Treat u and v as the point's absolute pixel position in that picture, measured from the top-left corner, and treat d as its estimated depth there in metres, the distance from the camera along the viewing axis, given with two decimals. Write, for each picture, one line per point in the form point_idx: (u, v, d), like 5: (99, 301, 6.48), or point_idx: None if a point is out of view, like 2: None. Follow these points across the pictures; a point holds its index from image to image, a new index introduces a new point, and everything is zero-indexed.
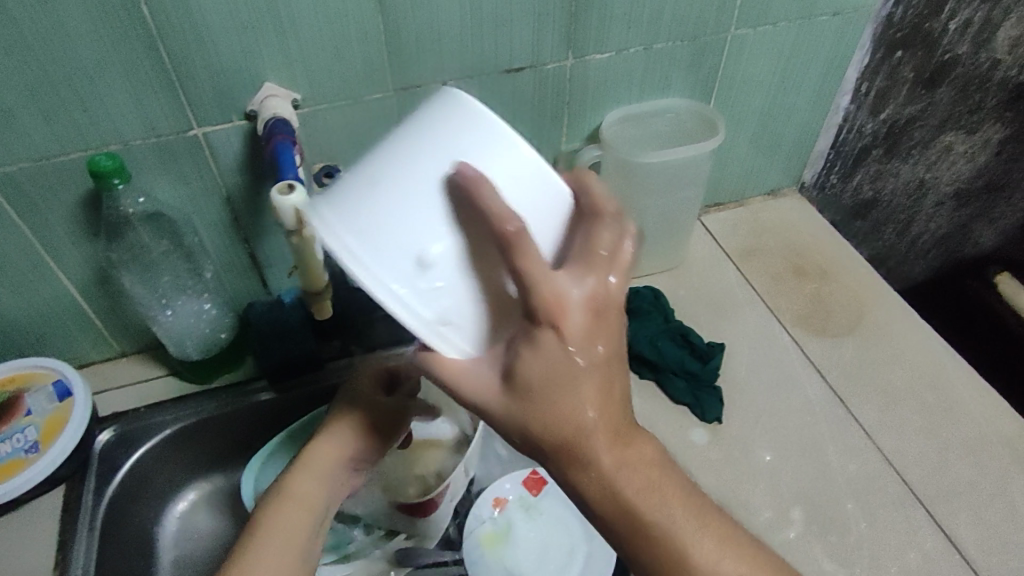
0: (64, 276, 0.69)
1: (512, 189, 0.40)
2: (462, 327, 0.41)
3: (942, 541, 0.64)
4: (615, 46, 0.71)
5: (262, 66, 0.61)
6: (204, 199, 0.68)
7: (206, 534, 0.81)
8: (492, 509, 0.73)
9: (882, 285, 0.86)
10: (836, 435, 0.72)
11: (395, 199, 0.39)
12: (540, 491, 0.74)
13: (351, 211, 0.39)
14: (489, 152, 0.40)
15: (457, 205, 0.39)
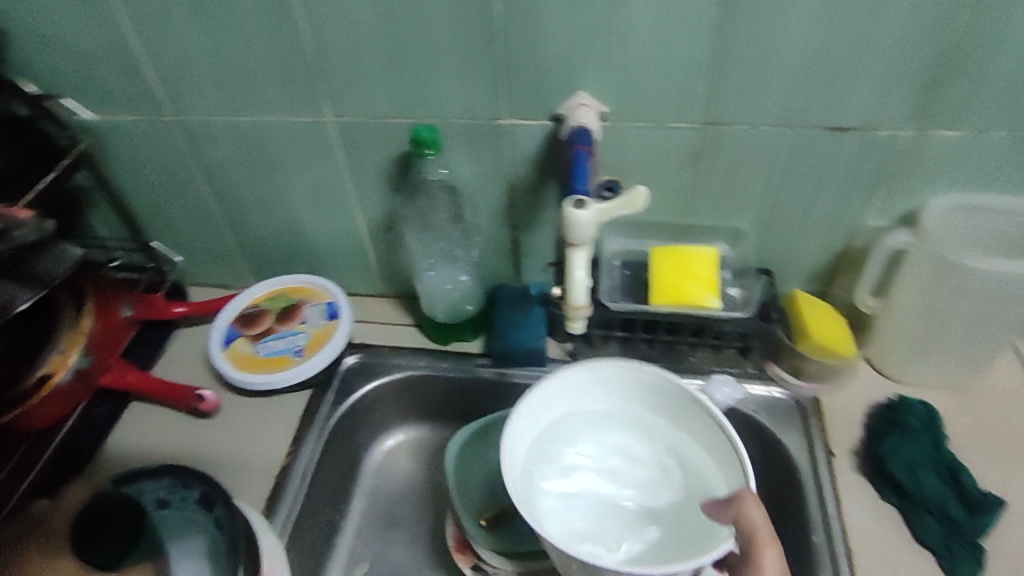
0: (486, 268, 0.82)
1: (292, 368, 0.78)
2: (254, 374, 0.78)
3: (409, 339, 0.83)
4: (861, 91, 0.58)
5: (452, 269, 0.79)
6: (812, 254, 0.71)
7: (301, 325, 0.81)
8: (263, 338, 0.81)
9: (298, 359, 0.79)
10: (400, 339, 0.84)
11: (280, 347, 0.80)
12: (258, 343, 0.81)
13: (259, 367, 0.79)
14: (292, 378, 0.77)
15: (285, 363, 0.79)
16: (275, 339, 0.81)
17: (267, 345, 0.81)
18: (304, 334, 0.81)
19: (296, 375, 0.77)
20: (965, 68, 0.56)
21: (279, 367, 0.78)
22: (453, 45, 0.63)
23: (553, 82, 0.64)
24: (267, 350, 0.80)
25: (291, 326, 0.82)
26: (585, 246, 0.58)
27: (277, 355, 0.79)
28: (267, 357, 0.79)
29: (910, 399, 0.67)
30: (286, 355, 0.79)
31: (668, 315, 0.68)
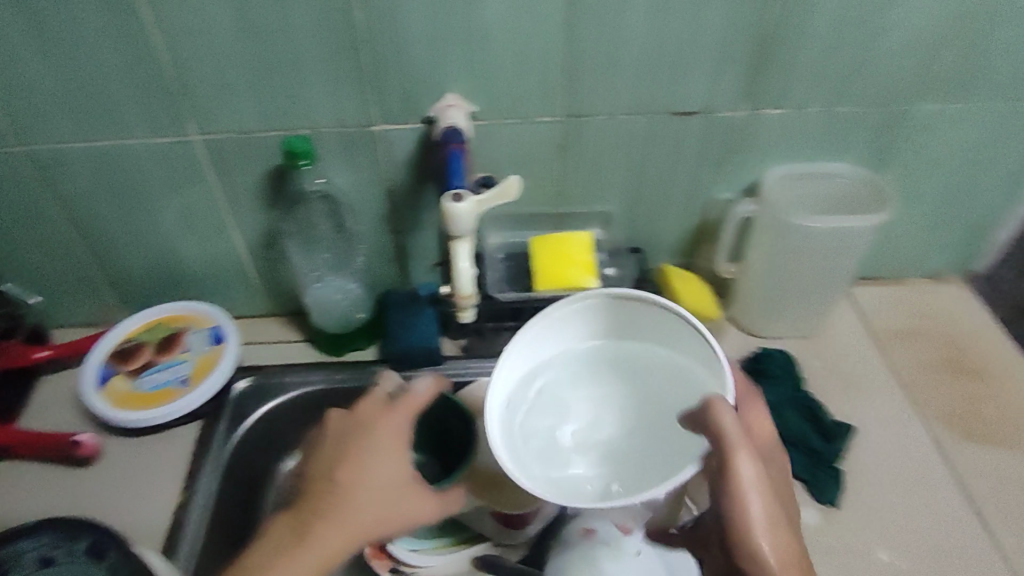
0: (375, 274, 0.82)
1: (178, 399, 0.74)
2: (135, 411, 0.73)
3: (303, 355, 0.82)
4: (698, 79, 0.65)
5: (341, 278, 0.79)
6: (675, 229, 0.78)
7: (184, 354, 0.78)
8: (144, 372, 0.76)
9: (184, 389, 0.75)
10: (294, 356, 0.82)
11: (162, 379, 0.76)
12: (138, 378, 0.76)
13: (141, 403, 0.74)
14: (179, 410, 0.74)
15: (170, 395, 0.75)
16: (157, 371, 0.76)
17: (148, 378, 0.76)
18: (189, 362, 0.77)
19: (183, 405, 0.73)
20: (780, 55, 0.64)
21: (164, 400, 0.74)
22: (316, 54, 0.63)
23: (420, 85, 0.66)
24: (148, 384, 0.76)
25: (174, 357, 0.77)
26: (467, 238, 0.60)
27: (161, 388, 0.75)
28: (150, 391, 0.75)
29: (771, 350, 0.75)
30: (170, 386, 0.75)
31: (552, 298, 0.73)
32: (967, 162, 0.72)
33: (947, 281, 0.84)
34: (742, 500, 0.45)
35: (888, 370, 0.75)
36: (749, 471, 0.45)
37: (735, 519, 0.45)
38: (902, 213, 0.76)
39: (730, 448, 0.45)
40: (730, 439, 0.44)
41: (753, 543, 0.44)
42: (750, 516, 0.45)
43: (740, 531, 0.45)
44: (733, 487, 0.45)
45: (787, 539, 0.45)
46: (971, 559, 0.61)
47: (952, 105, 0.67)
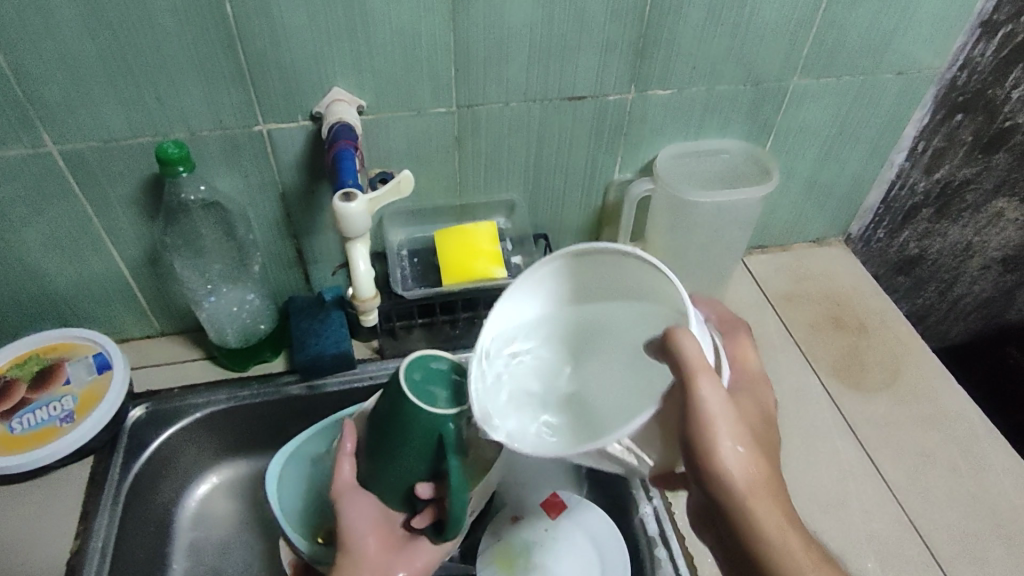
0: (276, 282, 0.78)
1: (63, 437, 0.67)
2: (11, 455, 0.66)
3: (202, 374, 0.77)
4: (587, 65, 0.66)
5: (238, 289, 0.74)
6: (575, 213, 0.79)
7: (66, 387, 0.71)
8: (19, 412, 0.69)
9: (68, 425, 0.68)
10: (192, 376, 0.77)
11: (41, 418, 0.69)
12: (12, 418, 0.68)
13: (18, 447, 0.67)
14: (65, 449, 0.67)
15: (52, 433, 0.67)
16: (35, 410, 0.69)
17: (25, 419, 0.68)
18: (74, 395, 0.70)
19: (69, 443, 0.67)
20: (662, 39, 0.65)
21: (46, 440, 0.67)
22: (185, 51, 0.58)
23: (302, 82, 0.62)
24: (25, 424, 0.68)
25: (55, 391, 0.70)
26: (364, 238, 0.58)
27: (40, 427, 0.68)
28: (28, 432, 0.68)
29: None
30: (52, 424, 0.68)
31: (461, 292, 0.72)
32: (838, 132, 0.77)
33: (828, 244, 0.90)
34: (707, 422, 0.45)
35: (782, 332, 0.80)
36: (714, 396, 0.44)
37: (701, 438, 0.46)
38: (785, 183, 0.81)
39: (687, 379, 0.44)
40: (693, 373, 0.43)
41: (721, 459, 0.46)
42: (717, 436, 0.46)
43: (711, 452, 0.46)
44: (696, 414, 0.45)
45: (747, 445, 0.47)
46: (862, 500, 0.67)
47: (821, 79, 0.71)
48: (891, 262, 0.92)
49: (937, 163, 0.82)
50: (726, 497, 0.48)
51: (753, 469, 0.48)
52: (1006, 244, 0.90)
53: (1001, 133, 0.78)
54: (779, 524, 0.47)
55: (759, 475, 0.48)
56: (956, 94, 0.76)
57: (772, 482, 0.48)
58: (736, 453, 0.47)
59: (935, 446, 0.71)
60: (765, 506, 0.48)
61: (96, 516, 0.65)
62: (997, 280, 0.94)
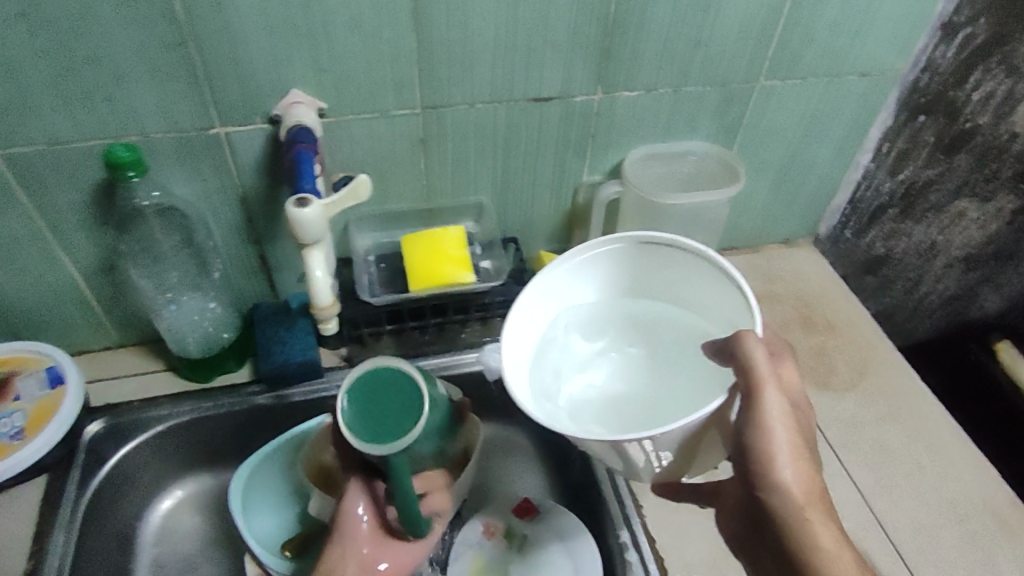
0: (239, 288, 0.76)
1: (12, 455, 0.64)
2: None
3: (163, 386, 0.74)
4: (552, 67, 0.65)
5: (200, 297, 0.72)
6: (544, 217, 0.79)
7: (17, 403, 0.68)
8: None
9: (18, 442, 0.65)
10: (152, 387, 0.74)
11: None
12: None
13: None
14: (14, 467, 0.64)
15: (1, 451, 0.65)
16: None
17: None
18: (25, 410, 0.67)
19: (19, 461, 0.64)
20: (627, 41, 0.65)
21: None
22: (136, 51, 0.56)
23: (260, 83, 0.61)
24: None
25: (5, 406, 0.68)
26: (319, 244, 0.58)
27: None
28: None
29: None
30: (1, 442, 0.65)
31: (429, 297, 0.71)
32: (803, 132, 0.77)
33: (796, 245, 0.90)
34: (766, 429, 0.46)
35: None
36: (777, 406, 0.45)
37: (757, 448, 0.46)
38: (753, 184, 0.81)
39: (757, 381, 0.45)
40: (756, 375, 0.45)
41: (778, 471, 0.46)
42: (774, 444, 0.46)
43: (768, 462, 0.46)
44: (758, 421, 0.46)
45: (802, 457, 0.47)
46: (832, 499, 0.67)
47: (786, 80, 0.71)
48: (847, 262, 0.95)
49: (902, 160, 0.81)
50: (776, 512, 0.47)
51: (810, 480, 0.47)
52: (968, 244, 0.86)
53: (965, 130, 0.78)
54: (833, 541, 0.46)
55: (818, 494, 0.47)
56: (923, 91, 0.79)
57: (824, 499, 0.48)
58: (796, 462, 0.47)
59: (902, 444, 0.71)
60: (817, 523, 0.46)
61: (51, 536, 0.63)
62: (960, 278, 0.90)
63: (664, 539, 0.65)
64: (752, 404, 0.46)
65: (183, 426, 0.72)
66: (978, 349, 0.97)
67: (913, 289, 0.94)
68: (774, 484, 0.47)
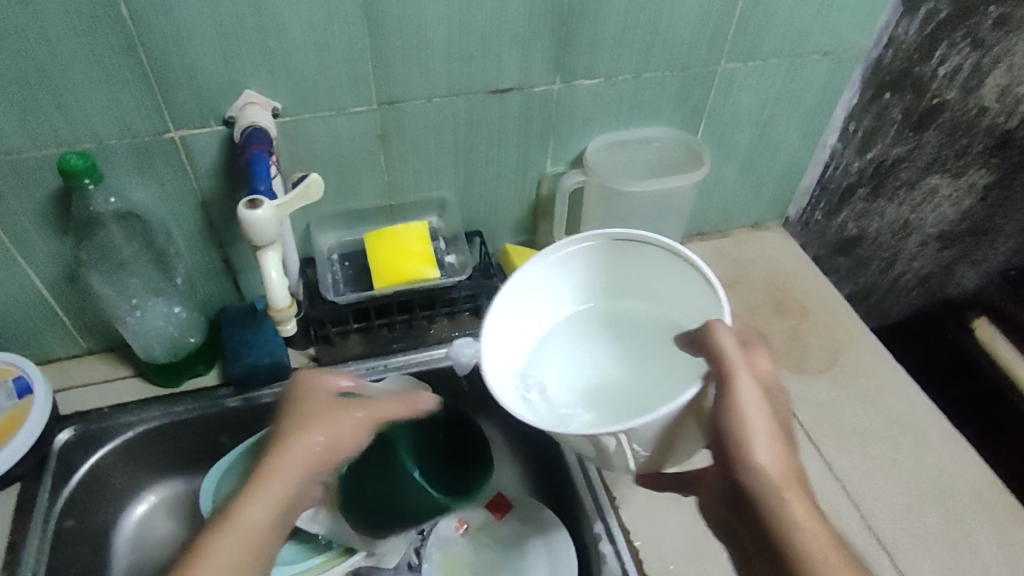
0: (205, 292, 0.76)
1: None
2: None
3: (132, 391, 0.74)
4: (508, 59, 0.65)
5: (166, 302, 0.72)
6: (511, 209, 0.78)
7: None
8: None
9: None
10: (121, 393, 0.74)
11: None
12: None
13: None
14: None
15: None
16: None
17: None
18: None
19: None
20: (583, 29, 0.64)
21: None
22: (80, 56, 0.55)
23: (211, 85, 0.60)
24: None
25: None
26: (272, 244, 0.57)
27: None
28: None
29: None
30: None
31: (393, 293, 0.71)
32: (769, 114, 0.76)
33: (768, 228, 0.90)
34: (740, 414, 0.47)
35: None
36: (749, 389, 0.47)
37: (738, 439, 0.47)
38: (721, 168, 0.81)
39: (730, 365, 0.47)
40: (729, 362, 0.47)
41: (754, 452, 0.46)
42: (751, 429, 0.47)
43: (744, 447, 0.46)
44: (732, 407, 0.47)
45: (779, 443, 0.47)
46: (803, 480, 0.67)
47: (748, 62, 0.71)
48: (812, 248, 0.93)
49: (869, 138, 0.81)
50: (757, 497, 0.46)
51: (787, 465, 0.47)
52: (941, 220, 0.91)
53: (932, 106, 0.78)
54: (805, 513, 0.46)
55: (796, 476, 0.47)
56: (886, 70, 0.75)
57: (805, 485, 0.47)
58: (772, 449, 0.47)
59: (873, 424, 0.71)
60: (799, 510, 0.45)
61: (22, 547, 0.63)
62: (934, 256, 0.96)
63: (636, 527, 0.66)
64: (726, 389, 0.47)
65: (154, 432, 0.72)
66: (956, 325, 1.02)
67: (885, 268, 0.97)
68: (752, 474, 0.46)
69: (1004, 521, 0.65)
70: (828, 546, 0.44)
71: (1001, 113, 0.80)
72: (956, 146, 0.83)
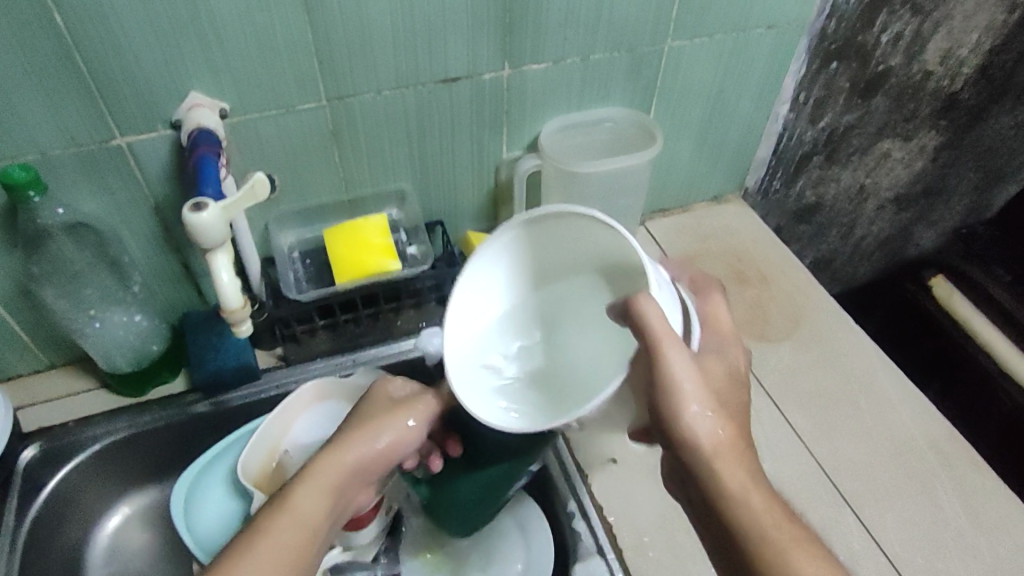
0: (166, 298, 0.75)
1: None
2: None
3: (96, 404, 0.73)
4: (453, 47, 0.64)
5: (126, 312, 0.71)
6: (470, 197, 0.78)
7: None
8: None
9: None
10: (86, 406, 0.73)
11: None
12: None
13: None
14: None
15: None
16: None
17: None
18: None
19: None
20: (526, 14, 0.64)
21: None
22: (13, 64, 0.54)
23: (153, 88, 0.59)
24: None
25: None
26: (222, 247, 0.57)
27: None
28: None
29: None
30: None
31: (356, 289, 0.71)
32: (719, 89, 0.77)
33: (727, 202, 0.91)
34: (673, 387, 0.46)
35: None
36: (681, 361, 0.46)
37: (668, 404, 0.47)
38: (676, 145, 0.82)
39: (657, 341, 0.45)
40: (657, 338, 0.44)
41: (687, 417, 0.47)
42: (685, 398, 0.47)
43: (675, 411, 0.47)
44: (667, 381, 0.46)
45: (711, 408, 0.48)
46: (768, 446, 0.68)
47: (693, 38, 0.71)
48: (773, 219, 0.95)
49: (819, 108, 0.82)
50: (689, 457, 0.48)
51: (720, 430, 0.48)
52: (895, 184, 0.94)
53: (878, 73, 0.80)
54: (746, 478, 0.48)
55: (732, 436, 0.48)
56: (830, 40, 0.76)
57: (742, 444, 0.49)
58: (705, 414, 0.48)
59: (834, 386, 0.73)
60: (729, 467, 0.48)
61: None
62: (893, 218, 0.99)
63: (610, 503, 0.67)
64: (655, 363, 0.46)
65: (122, 443, 0.72)
66: (917, 286, 1.05)
67: (845, 233, 0.99)
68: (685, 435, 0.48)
69: (962, 472, 0.67)
70: (773, 517, 0.46)
71: (944, 74, 0.82)
72: (906, 110, 0.85)
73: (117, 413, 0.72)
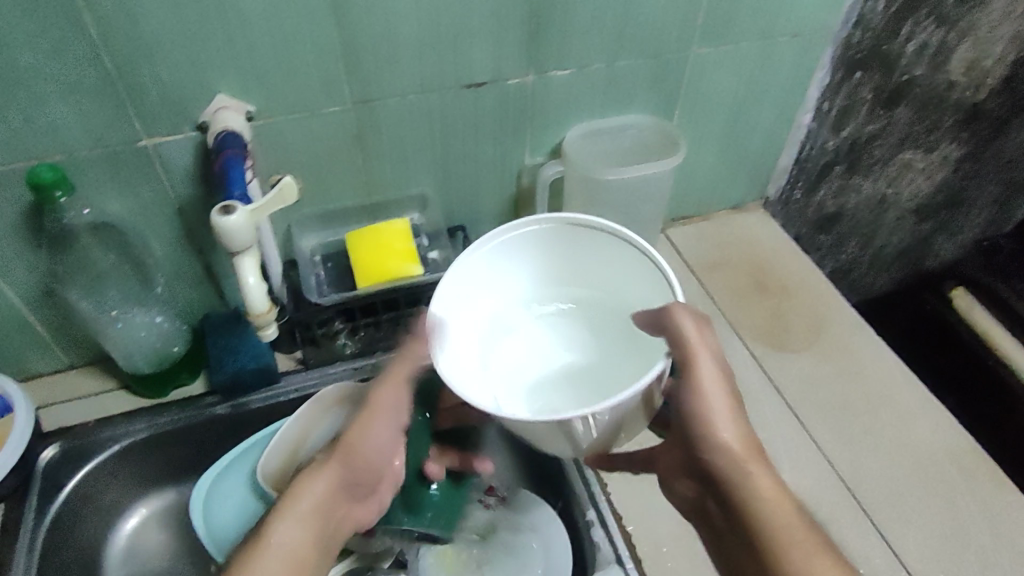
0: (187, 300, 0.75)
1: None
2: None
3: (116, 404, 0.73)
4: (480, 52, 0.64)
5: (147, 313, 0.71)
6: (491, 203, 0.78)
7: None
8: None
9: None
10: (106, 407, 0.73)
11: None
12: None
13: None
14: None
15: None
16: None
17: None
18: None
19: None
20: (554, 21, 0.64)
21: None
22: (45, 66, 0.54)
23: (182, 91, 0.59)
24: None
25: None
26: (248, 250, 0.57)
27: None
28: None
29: None
30: None
31: (377, 293, 0.71)
32: (742, 97, 0.77)
33: (747, 210, 0.91)
34: (700, 392, 0.49)
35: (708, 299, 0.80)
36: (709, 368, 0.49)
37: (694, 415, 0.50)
38: (698, 152, 0.81)
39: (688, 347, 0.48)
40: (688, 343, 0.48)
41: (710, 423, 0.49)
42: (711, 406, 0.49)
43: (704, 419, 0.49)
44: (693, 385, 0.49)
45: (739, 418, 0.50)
46: (790, 457, 0.68)
47: (719, 47, 0.71)
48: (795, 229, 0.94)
49: (843, 117, 0.82)
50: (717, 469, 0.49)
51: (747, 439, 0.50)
52: (916, 194, 0.94)
53: (902, 83, 0.79)
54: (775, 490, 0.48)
55: (753, 444, 0.50)
56: (854, 50, 0.76)
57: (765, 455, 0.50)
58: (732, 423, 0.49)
59: (856, 398, 0.73)
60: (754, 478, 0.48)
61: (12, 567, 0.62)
62: (913, 229, 0.99)
63: (630, 512, 0.66)
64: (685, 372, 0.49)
65: (141, 444, 0.72)
66: (936, 298, 1.05)
67: (866, 243, 0.99)
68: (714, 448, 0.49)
69: (987, 487, 0.66)
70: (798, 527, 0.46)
71: (967, 86, 0.82)
72: (929, 121, 0.84)
73: (137, 415, 0.72)
